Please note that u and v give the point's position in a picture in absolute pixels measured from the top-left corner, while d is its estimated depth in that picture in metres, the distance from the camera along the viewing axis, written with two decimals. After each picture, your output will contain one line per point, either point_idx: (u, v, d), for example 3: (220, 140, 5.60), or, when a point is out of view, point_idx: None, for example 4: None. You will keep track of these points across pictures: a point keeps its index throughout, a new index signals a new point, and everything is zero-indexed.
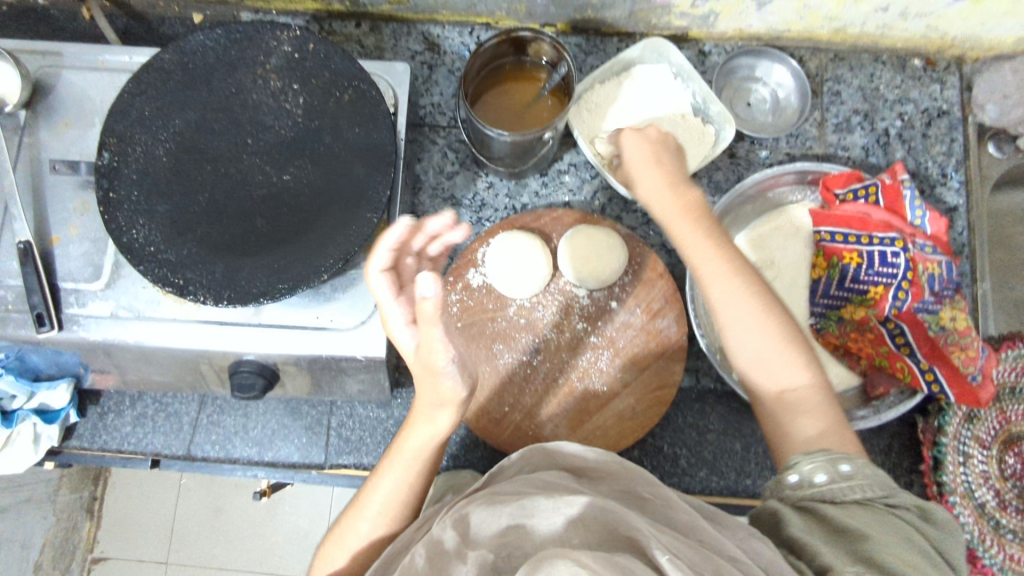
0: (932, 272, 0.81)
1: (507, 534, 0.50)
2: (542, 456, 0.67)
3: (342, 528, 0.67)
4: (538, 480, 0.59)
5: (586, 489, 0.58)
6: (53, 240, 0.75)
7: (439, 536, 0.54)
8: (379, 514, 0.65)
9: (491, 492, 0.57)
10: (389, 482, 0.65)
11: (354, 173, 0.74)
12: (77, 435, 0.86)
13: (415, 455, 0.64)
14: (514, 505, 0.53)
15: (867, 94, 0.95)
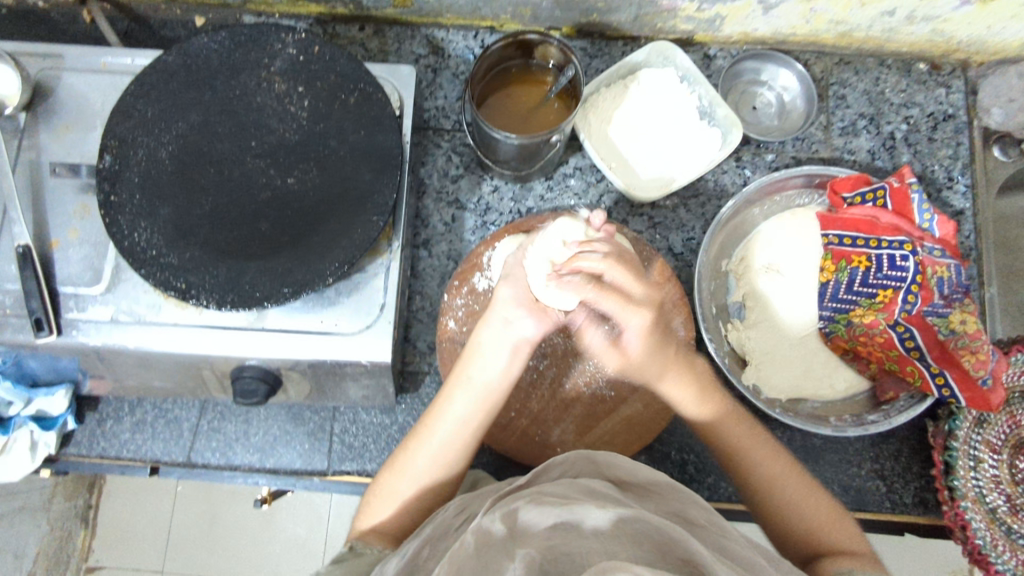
0: (941, 275, 0.80)
1: (554, 538, 0.50)
2: (587, 464, 0.63)
3: (391, 472, 0.71)
4: (581, 486, 0.57)
5: (636, 501, 0.57)
6: (52, 244, 0.74)
7: (488, 525, 0.53)
8: (439, 448, 0.71)
9: (537, 493, 0.55)
10: (456, 415, 0.71)
11: (361, 176, 0.73)
12: (75, 442, 0.84)
13: (485, 386, 0.72)
14: (563, 509, 0.52)
15: (873, 98, 0.95)
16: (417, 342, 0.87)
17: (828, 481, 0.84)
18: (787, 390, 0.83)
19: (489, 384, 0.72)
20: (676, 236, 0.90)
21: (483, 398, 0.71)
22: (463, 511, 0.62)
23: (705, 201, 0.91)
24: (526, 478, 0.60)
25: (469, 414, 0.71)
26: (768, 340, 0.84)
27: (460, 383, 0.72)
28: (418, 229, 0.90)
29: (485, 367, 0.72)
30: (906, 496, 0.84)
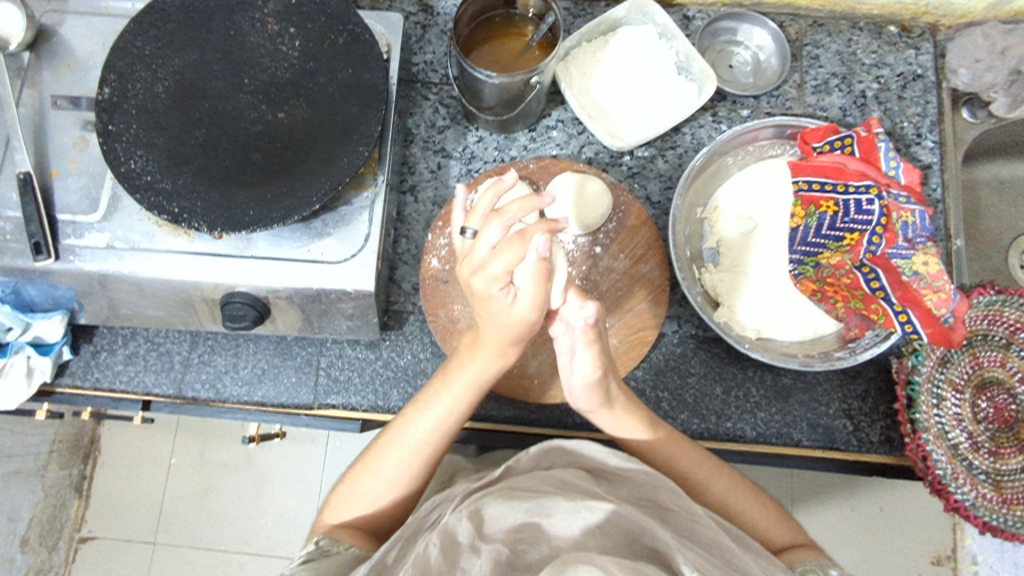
0: (905, 219, 0.82)
1: (522, 530, 0.54)
2: (562, 452, 0.65)
3: (365, 470, 0.72)
4: (553, 479, 0.60)
5: (606, 492, 0.59)
6: (52, 173, 0.77)
7: (454, 526, 0.55)
8: (416, 446, 0.72)
9: (508, 487, 0.58)
10: (437, 412, 0.72)
11: (349, 111, 0.76)
12: (70, 373, 0.87)
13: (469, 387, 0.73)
14: (531, 503, 0.55)
15: (845, 58, 0.98)
16: (402, 283, 0.90)
17: (797, 419, 0.88)
18: (758, 328, 0.86)
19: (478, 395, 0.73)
20: (654, 185, 0.94)
21: (469, 408, 0.73)
22: (436, 509, 0.63)
23: (682, 152, 0.95)
24: (503, 468, 0.62)
25: (454, 424, 0.73)
26: (739, 282, 0.88)
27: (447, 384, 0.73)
28: (405, 175, 0.93)
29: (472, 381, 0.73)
30: (872, 435, 0.87)
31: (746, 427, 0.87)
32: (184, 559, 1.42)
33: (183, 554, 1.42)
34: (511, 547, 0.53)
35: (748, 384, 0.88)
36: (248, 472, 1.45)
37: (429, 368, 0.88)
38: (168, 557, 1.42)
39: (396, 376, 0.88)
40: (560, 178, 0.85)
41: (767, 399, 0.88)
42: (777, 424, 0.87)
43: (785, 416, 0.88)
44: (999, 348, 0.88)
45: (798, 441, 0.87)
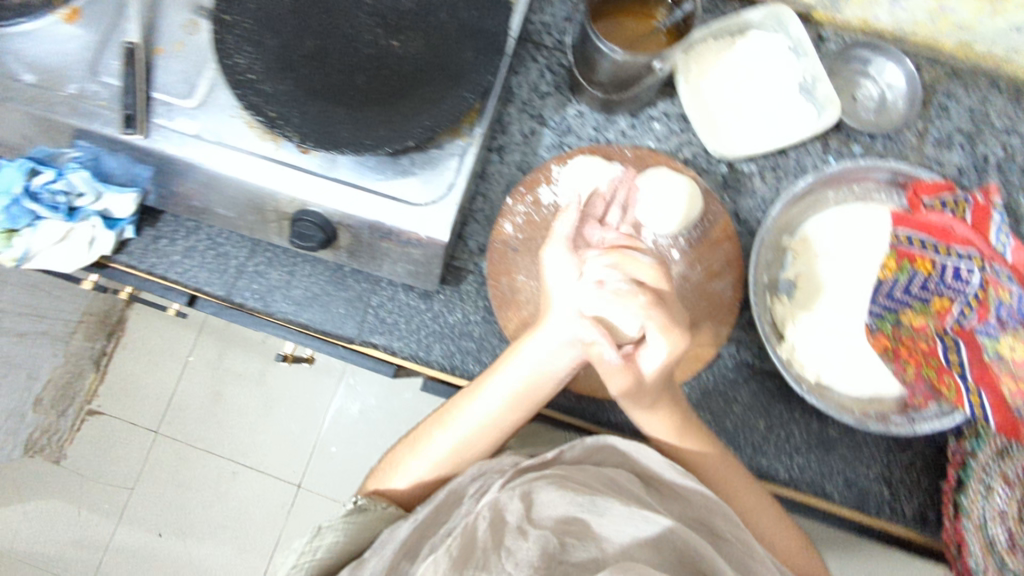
0: (1003, 298, 0.71)
1: (573, 522, 0.54)
2: (616, 452, 0.64)
3: (409, 448, 0.74)
4: (602, 475, 0.60)
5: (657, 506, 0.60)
6: (156, 51, 0.76)
7: (504, 503, 0.56)
8: (466, 436, 0.72)
9: (563, 476, 0.58)
10: (491, 406, 0.72)
11: (462, 54, 0.74)
12: (128, 252, 0.88)
13: (525, 387, 0.72)
14: (586, 500, 0.55)
15: (976, 116, 0.93)
16: (469, 241, 0.89)
17: (834, 472, 0.85)
18: (819, 371, 0.84)
19: (524, 385, 0.72)
20: (745, 202, 0.90)
21: (514, 398, 0.72)
22: (479, 477, 0.64)
23: (782, 175, 0.91)
24: (553, 453, 0.61)
25: (497, 414, 0.72)
26: (809, 319, 0.86)
27: (500, 373, 0.72)
28: (496, 133, 0.91)
29: (517, 369, 0.72)
30: (907, 507, 0.85)
31: (780, 468, 0.84)
32: (181, 455, 1.46)
33: (182, 452, 1.46)
34: (559, 536, 0.54)
35: (793, 426, 0.85)
36: (260, 388, 1.45)
37: (476, 332, 0.87)
38: (167, 448, 1.45)
39: (442, 332, 0.87)
40: (650, 173, 0.83)
41: (808, 445, 0.85)
42: (811, 472, 0.85)
43: (822, 466, 0.85)
44: None
45: (829, 494, 0.84)
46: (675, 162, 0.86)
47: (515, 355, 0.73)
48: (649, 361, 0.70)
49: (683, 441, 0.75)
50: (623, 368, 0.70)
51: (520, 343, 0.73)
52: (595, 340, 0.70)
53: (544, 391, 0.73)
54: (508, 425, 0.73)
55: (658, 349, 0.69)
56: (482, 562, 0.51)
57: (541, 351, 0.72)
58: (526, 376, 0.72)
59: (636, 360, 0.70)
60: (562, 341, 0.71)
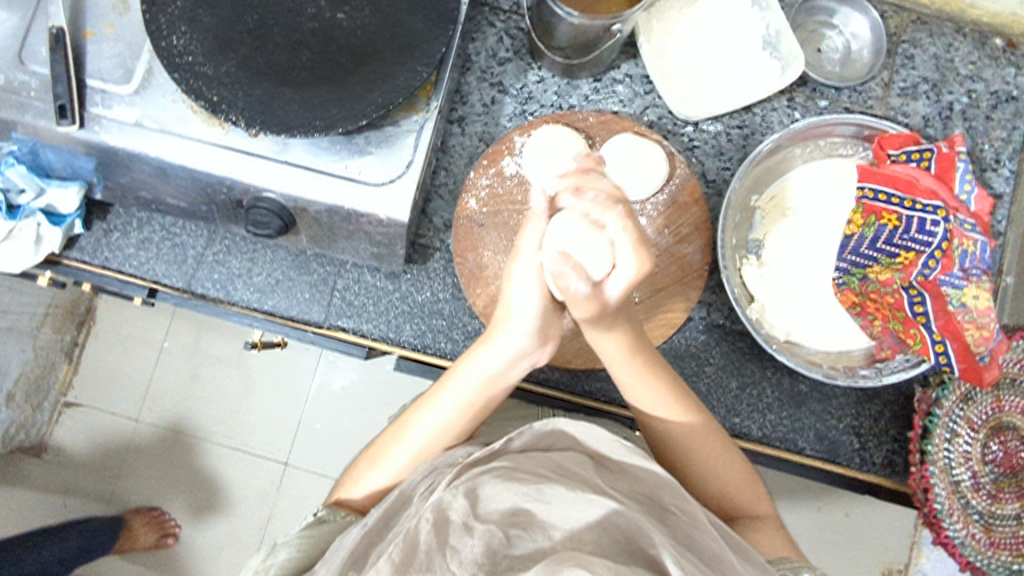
0: (966, 248, 0.78)
1: (518, 515, 0.52)
2: (567, 436, 0.64)
3: (366, 462, 0.73)
4: (551, 462, 0.60)
5: (606, 485, 0.59)
6: (86, 34, 0.71)
7: (448, 503, 0.54)
8: (422, 445, 0.71)
9: (509, 467, 0.58)
10: (444, 415, 0.71)
11: (412, 25, 0.70)
12: (79, 248, 0.85)
13: (478, 391, 0.72)
14: (532, 488, 0.54)
15: (941, 64, 0.92)
16: (433, 218, 0.87)
17: (805, 427, 0.87)
18: (788, 329, 0.84)
19: (477, 391, 0.72)
20: (712, 162, 0.89)
21: (467, 406, 0.72)
22: (429, 475, 0.64)
23: (749, 134, 0.89)
24: (500, 444, 0.61)
25: (450, 421, 0.72)
26: (779, 278, 0.85)
27: (454, 381, 0.72)
28: (455, 104, 0.88)
29: (467, 382, 0.71)
30: (876, 456, 0.87)
31: (752, 426, 0.86)
32: (165, 441, 1.44)
33: (165, 437, 1.44)
34: (504, 530, 0.51)
35: (764, 383, 0.87)
36: (238, 370, 1.44)
37: (446, 309, 0.86)
38: (149, 435, 1.44)
39: (411, 312, 0.86)
40: (614, 143, 0.82)
41: (779, 402, 0.87)
42: (783, 428, 0.87)
43: (793, 422, 0.87)
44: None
45: (801, 448, 0.86)
46: (639, 126, 0.84)
47: (463, 366, 0.72)
48: (615, 283, 0.63)
49: (642, 389, 0.73)
50: (589, 300, 0.64)
51: (469, 355, 0.71)
52: (562, 270, 0.62)
53: (496, 396, 0.73)
54: (461, 432, 0.73)
55: (624, 271, 0.62)
56: (425, 564, 0.48)
57: (488, 360, 0.70)
58: (480, 381, 0.71)
59: (602, 290, 0.64)
60: (507, 350, 0.70)
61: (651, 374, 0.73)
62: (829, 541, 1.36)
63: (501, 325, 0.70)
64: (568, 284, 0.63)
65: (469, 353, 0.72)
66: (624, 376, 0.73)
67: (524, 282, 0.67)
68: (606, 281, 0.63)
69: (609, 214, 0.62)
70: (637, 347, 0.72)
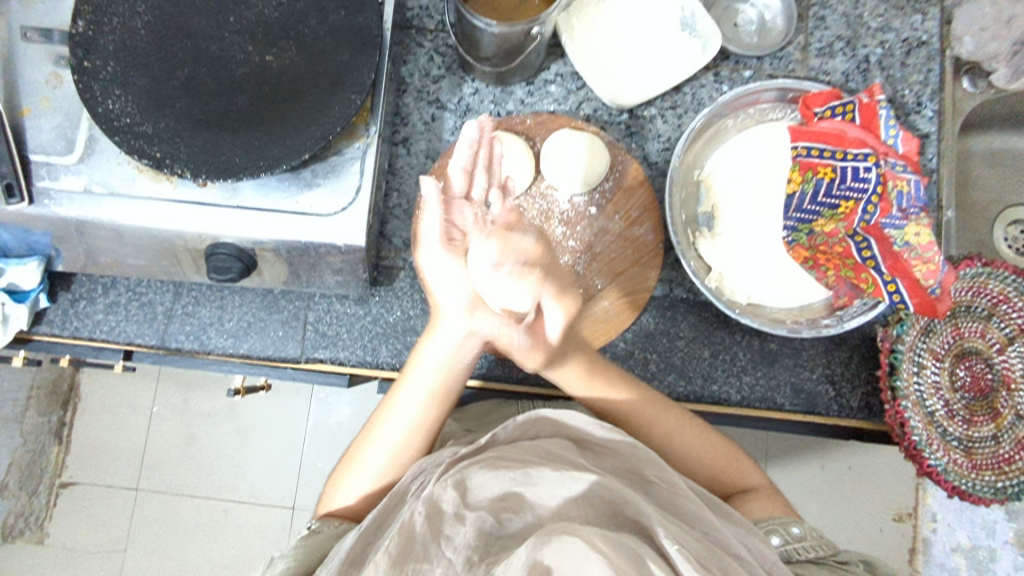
0: (901, 189, 0.80)
1: (508, 499, 0.56)
2: (548, 423, 0.66)
3: (347, 468, 0.74)
4: (538, 448, 0.62)
5: (590, 464, 0.62)
6: (23, 112, 0.72)
7: (439, 495, 0.56)
8: (392, 443, 0.72)
9: (495, 458, 0.60)
10: (409, 409, 0.73)
11: (339, 56, 0.73)
12: (48, 321, 0.86)
13: (439, 372, 0.73)
14: (518, 473, 0.56)
15: (851, 20, 0.96)
16: (393, 238, 0.89)
17: (781, 384, 0.90)
18: (749, 293, 0.87)
19: (436, 379, 0.73)
20: (652, 145, 0.92)
21: (431, 396, 0.73)
22: (421, 474, 0.66)
23: (682, 112, 0.93)
24: (487, 437, 0.64)
25: (418, 412, 0.73)
26: (733, 245, 0.88)
27: (414, 373, 0.73)
28: (397, 126, 0.90)
29: (423, 371, 0.73)
30: (853, 400, 0.90)
31: (732, 391, 0.89)
32: (167, 505, 1.42)
33: (167, 502, 1.43)
34: (495, 515, 0.55)
35: (736, 348, 0.90)
36: (231, 423, 1.44)
37: (419, 325, 0.88)
38: (150, 502, 1.42)
39: (385, 332, 0.87)
40: (555, 139, 0.84)
41: (753, 363, 0.90)
42: (761, 388, 0.89)
43: (769, 380, 0.89)
44: (980, 319, 0.90)
45: (781, 405, 0.89)
46: (575, 120, 0.87)
47: (418, 358, 0.74)
48: (553, 327, 0.73)
49: (597, 392, 0.77)
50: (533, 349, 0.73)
51: (420, 348, 0.74)
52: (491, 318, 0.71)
53: (457, 379, 0.74)
54: (434, 423, 0.73)
55: (555, 317, 0.72)
56: (422, 554, 0.52)
57: (440, 346, 0.73)
58: (437, 369, 0.73)
59: (540, 334, 0.73)
60: (455, 328, 0.72)
61: (606, 388, 0.77)
62: (834, 494, 1.39)
63: (441, 312, 0.73)
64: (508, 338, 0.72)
65: (420, 347, 0.75)
66: (585, 397, 0.78)
67: (443, 270, 0.71)
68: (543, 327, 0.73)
69: (527, 280, 0.71)
70: (590, 368, 0.77)
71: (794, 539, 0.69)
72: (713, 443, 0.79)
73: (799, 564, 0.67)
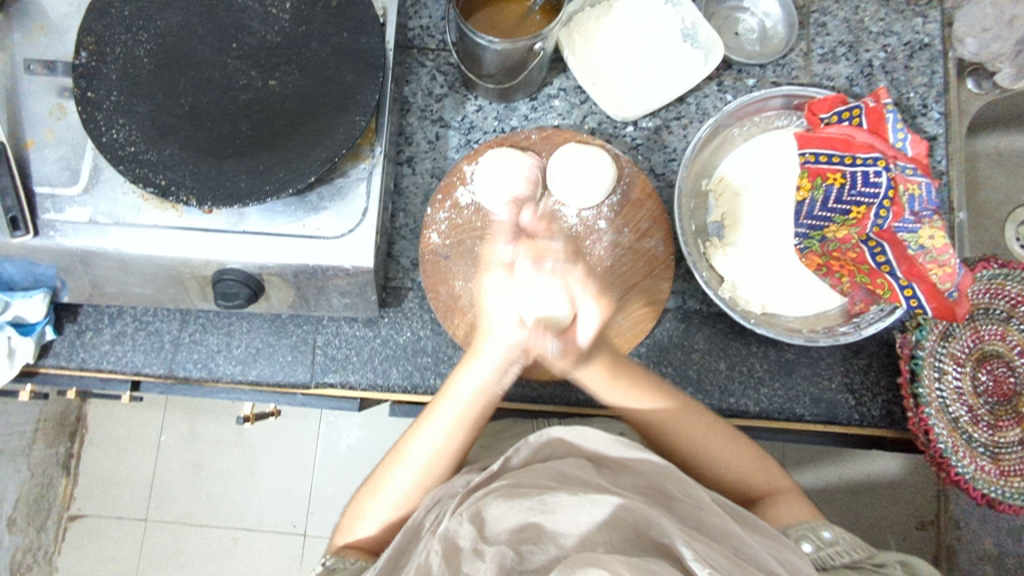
0: (912, 193, 0.78)
1: (526, 530, 0.54)
2: (563, 444, 0.65)
3: (368, 494, 0.73)
4: (553, 471, 0.61)
5: (609, 484, 0.60)
6: (27, 144, 0.72)
7: (455, 531, 0.55)
8: (420, 468, 0.71)
9: (510, 485, 0.59)
10: (441, 432, 0.71)
11: (343, 78, 0.72)
12: (54, 353, 0.85)
13: (473, 395, 0.72)
14: (535, 501, 0.55)
15: (853, 26, 0.96)
16: (400, 259, 0.88)
17: (800, 394, 0.88)
18: (763, 302, 0.86)
19: (470, 406, 0.72)
20: (658, 157, 0.91)
21: (463, 420, 0.72)
22: (434, 508, 0.65)
23: (687, 123, 0.92)
24: (499, 465, 0.63)
25: (446, 438, 0.71)
26: (746, 254, 0.87)
27: (449, 394, 0.72)
28: (402, 146, 0.90)
29: (458, 396, 0.72)
30: (874, 409, 0.88)
31: (749, 403, 0.87)
32: (177, 536, 1.40)
33: (176, 532, 1.41)
34: (515, 547, 0.53)
35: (752, 359, 0.88)
36: (239, 450, 1.42)
37: (429, 346, 0.87)
38: (160, 533, 1.40)
39: (395, 354, 0.86)
40: (558, 154, 0.84)
41: (770, 373, 0.88)
42: (779, 399, 0.88)
43: (787, 390, 0.88)
44: (999, 322, 0.88)
45: (801, 415, 0.87)
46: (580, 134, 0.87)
47: (452, 387, 0.73)
48: (583, 330, 0.71)
49: (623, 395, 0.76)
50: (565, 352, 0.72)
51: (454, 377, 0.73)
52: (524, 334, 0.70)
53: (488, 406, 0.73)
54: (458, 451, 0.72)
55: (589, 316, 0.70)
56: None
57: (476, 368, 0.72)
58: (472, 393, 0.72)
59: (572, 339, 0.71)
60: (493, 350, 0.72)
61: (631, 386, 0.76)
62: (855, 504, 1.37)
63: (484, 334, 0.73)
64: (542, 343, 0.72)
65: (455, 372, 0.74)
66: (610, 398, 0.77)
67: (500, 295, 0.72)
68: (575, 328, 0.71)
69: (570, 277, 0.70)
70: (615, 366, 0.76)
71: (827, 544, 0.67)
72: (738, 440, 0.77)
73: (834, 569, 0.65)
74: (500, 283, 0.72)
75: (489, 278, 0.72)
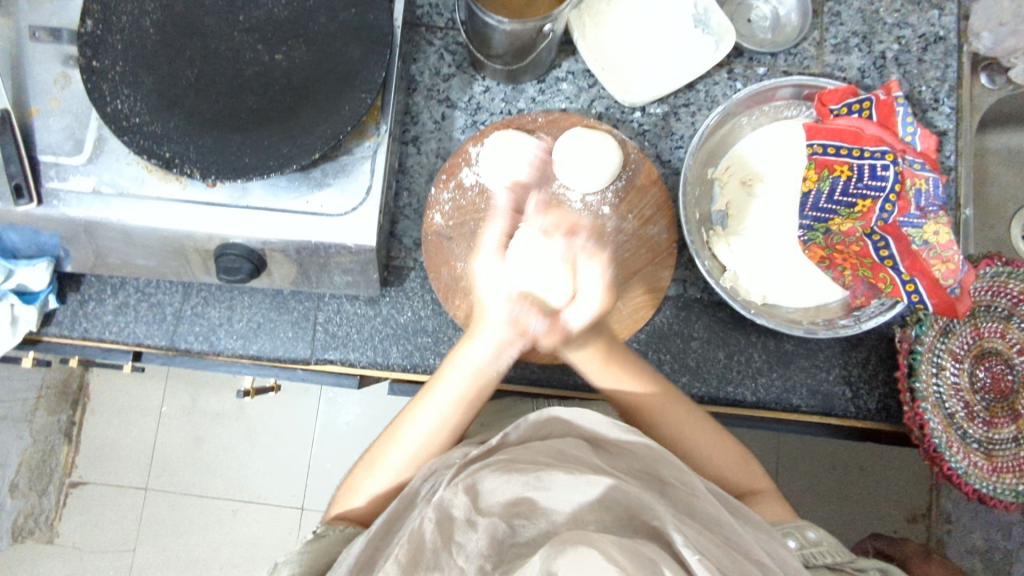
0: (919, 187, 0.78)
1: (520, 504, 0.54)
2: (560, 423, 0.65)
3: (364, 468, 0.74)
4: (551, 449, 0.61)
5: (604, 463, 0.60)
6: (32, 111, 0.72)
7: (449, 501, 0.56)
8: (420, 445, 0.72)
9: (507, 460, 0.59)
10: (442, 410, 0.72)
11: (349, 55, 0.72)
12: (57, 322, 0.85)
13: (475, 366, 0.72)
14: (530, 477, 0.55)
15: (867, 16, 0.95)
16: (403, 238, 0.88)
17: (797, 384, 0.88)
18: (763, 293, 0.86)
19: (470, 382, 0.72)
20: (665, 143, 0.91)
21: (463, 399, 0.72)
22: (431, 477, 0.65)
23: (695, 110, 0.92)
24: (497, 438, 0.64)
25: (446, 415, 0.72)
26: (751, 244, 0.86)
27: (456, 363, 0.72)
28: (407, 126, 0.90)
29: (457, 374, 0.72)
30: (870, 402, 0.88)
31: (746, 392, 0.88)
32: (176, 505, 1.42)
33: (176, 502, 1.42)
34: (508, 521, 0.53)
35: (751, 348, 0.88)
36: (239, 423, 1.43)
37: (430, 326, 0.87)
38: (159, 502, 1.42)
39: (396, 333, 0.87)
40: (568, 135, 0.83)
41: (768, 364, 0.88)
42: (777, 389, 0.88)
43: (785, 380, 0.88)
44: (1000, 319, 0.88)
45: (797, 406, 0.88)
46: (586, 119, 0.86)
47: (453, 361, 0.73)
48: (574, 316, 0.71)
49: (612, 377, 0.76)
50: (550, 331, 0.71)
51: (457, 350, 0.73)
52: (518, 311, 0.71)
53: (489, 386, 0.73)
54: (457, 430, 0.73)
55: (585, 305, 0.70)
56: (433, 562, 0.51)
57: (476, 350, 0.72)
58: (474, 369, 0.72)
59: (561, 320, 0.71)
60: (489, 341, 0.72)
61: (625, 371, 0.76)
62: (847, 495, 1.38)
63: (484, 318, 0.73)
64: (528, 324, 0.72)
65: (455, 350, 0.74)
66: (599, 380, 0.77)
67: (490, 276, 0.72)
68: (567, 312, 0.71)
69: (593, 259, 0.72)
70: (610, 352, 0.76)
71: (811, 544, 0.68)
72: (730, 446, 0.78)
73: (817, 568, 0.65)
74: (490, 267, 0.73)
75: (479, 257, 0.73)
